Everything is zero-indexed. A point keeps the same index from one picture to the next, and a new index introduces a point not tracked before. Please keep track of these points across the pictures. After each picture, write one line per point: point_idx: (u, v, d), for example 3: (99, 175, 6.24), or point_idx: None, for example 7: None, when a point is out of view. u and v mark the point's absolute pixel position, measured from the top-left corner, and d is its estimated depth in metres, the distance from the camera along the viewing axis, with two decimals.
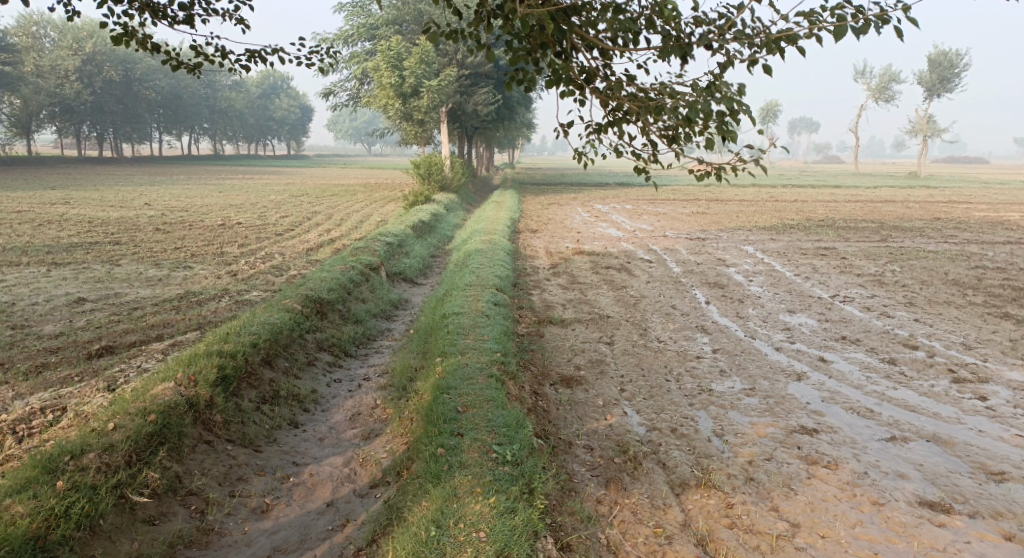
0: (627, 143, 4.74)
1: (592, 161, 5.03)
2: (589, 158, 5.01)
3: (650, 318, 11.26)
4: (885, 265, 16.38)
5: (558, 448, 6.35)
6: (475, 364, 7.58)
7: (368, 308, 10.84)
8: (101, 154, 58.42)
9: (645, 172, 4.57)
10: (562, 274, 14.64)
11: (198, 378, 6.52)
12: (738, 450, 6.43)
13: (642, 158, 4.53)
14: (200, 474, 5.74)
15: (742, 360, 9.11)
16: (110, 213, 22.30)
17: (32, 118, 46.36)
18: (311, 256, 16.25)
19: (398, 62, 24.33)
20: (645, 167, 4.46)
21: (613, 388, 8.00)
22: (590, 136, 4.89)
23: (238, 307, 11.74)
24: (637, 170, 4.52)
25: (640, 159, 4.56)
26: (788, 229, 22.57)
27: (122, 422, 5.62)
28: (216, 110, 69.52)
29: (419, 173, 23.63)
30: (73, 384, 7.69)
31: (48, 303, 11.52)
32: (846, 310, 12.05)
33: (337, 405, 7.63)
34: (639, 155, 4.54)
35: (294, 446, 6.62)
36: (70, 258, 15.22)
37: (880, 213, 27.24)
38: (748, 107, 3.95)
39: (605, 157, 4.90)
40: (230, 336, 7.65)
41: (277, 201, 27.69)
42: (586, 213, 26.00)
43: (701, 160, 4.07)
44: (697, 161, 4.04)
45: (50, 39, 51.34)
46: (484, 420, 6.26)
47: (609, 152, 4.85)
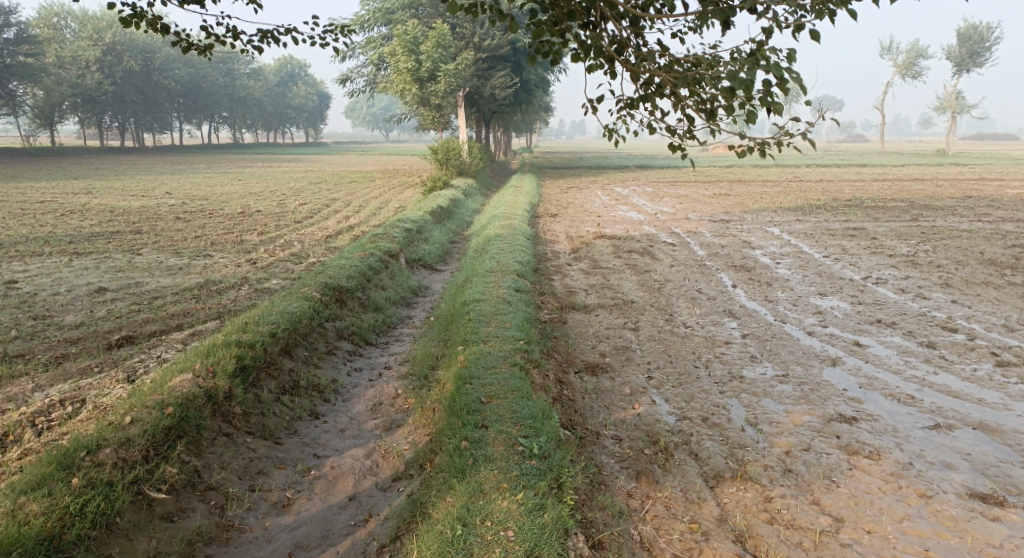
0: (660, 119, 4.47)
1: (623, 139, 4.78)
2: (619, 135, 4.77)
3: (676, 302, 10.98)
4: (916, 245, 15.91)
5: (585, 439, 6.14)
6: (499, 352, 7.38)
7: (387, 296, 10.66)
8: (122, 144, 58.79)
9: (680, 149, 4.31)
10: (584, 258, 14.38)
11: (217, 368, 6.38)
12: (774, 440, 6.17)
13: (677, 134, 4.27)
14: (219, 469, 5.59)
15: (773, 346, 8.81)
16: (130, 203, 22.36)
17: (54, 109, 46.60)
18: (331, 243, 16.13)
19: (414, 46, 24.06)
20: (681, 147, 4.20)
21: (640, 376, 7.77)
22: (621, 112, 4.65)
23: (258, 296, 11.64)
24: (672, 149, 4.26)
25: (675, 135, 4.30)
26: (814, 210, 22.05)
27: (139, 416, 5.48)
28: (235, 99, 69.67)
29: (436, 158, 23.43)
30: (93, 375, 7.63)
31: (70, 293, 11.50)
32: (879, 292, 11.68)
33: (358, 395, 7.47)
34: (673, 130, 4.28)
35: (314, 438, 6.46)
36: (91, 248, 15.24)
37: (908, 192, 26.59)
38: (798, 75, 3.65)
39: (637, 134, 4.66)
40: (249, 325, 7.52)
41: (295, 189, 27.62)
42: (607, 197, 25.62)
43: (743, 136, 3.80)
44: (738, 138, 3.79)
45: (70, 30, 51.58)
46: (509, 411, 6.05)
47: (641, 129, 4.58)
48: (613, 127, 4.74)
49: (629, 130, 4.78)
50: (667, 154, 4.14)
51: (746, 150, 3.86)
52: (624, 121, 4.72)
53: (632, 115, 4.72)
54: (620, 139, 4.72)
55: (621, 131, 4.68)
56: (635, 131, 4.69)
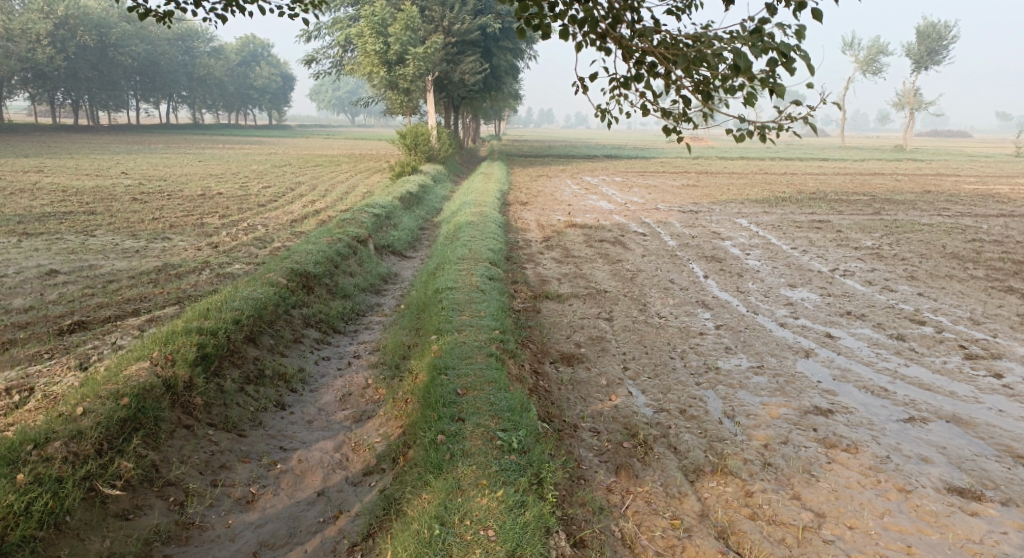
0: (654, 100, 4.33)
1: (615, 120, 4.64)
2: (610, 117, 4.64)
3: (649, 292, 10.89)
4: (880, 239, 16.09)
5: (563, 431, 6.00)
6: (474, 342, 7.19)
7: (356, 283, 10.38)
8: (75, 122, 56.90)
9: (676, 133, 4.17)
10: (555, 247, 14.22)
11: (176, 357, 6.07)
12: (752, 433, 6.09)
13: (673, 115, 4.15)
14: (179, 462, 5.28)
15: (747, 337, 8.76)
16: (84, 183, 21.53)
17: (3, 84, 44.76)
18: (295, 228, 15.71)
19: (382, 28, 23.56)
20: (677, 131, 4.08)
21: (615, 366, 7.67)
22: (614, 92, 4.50)
23: (220, 281, 11.26)
24: (667, 133, 4.13)
25: (670, 117, 4.17)
26: (780, 202, 22.21)
27: (91, 407, 5.14)
28: (195, 78, 67.80)
29: (404, 143, 23.02)
30: (44, 364, 7.28)
31: (18, 276, 10.98)
32: (847, 284, 11.74)
33: (326, 385, 7.22)
34: (669, 112, 4.15)
35: (281, 430, 6.20)
36: (42, 228, 14.60)
37: (869, 186, 27.00)
38: (805, 53, 3.52)
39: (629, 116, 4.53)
40: (211, 312, 7.24)
41: (257, 172, 26.91)
42: (576, 186, 25.48)
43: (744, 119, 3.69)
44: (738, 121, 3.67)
45: (20, 2, 49.08)
46: (486, 403, 5.87)
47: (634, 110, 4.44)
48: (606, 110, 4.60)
49: (621, 111, 4.64)
50: (660, 137, 4.01)
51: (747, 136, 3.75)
52: (616, 102, 4.58)
53: (624, 96, 4.59)
54: (611, 121, 4.59)
55: (612, 114, 4.55)
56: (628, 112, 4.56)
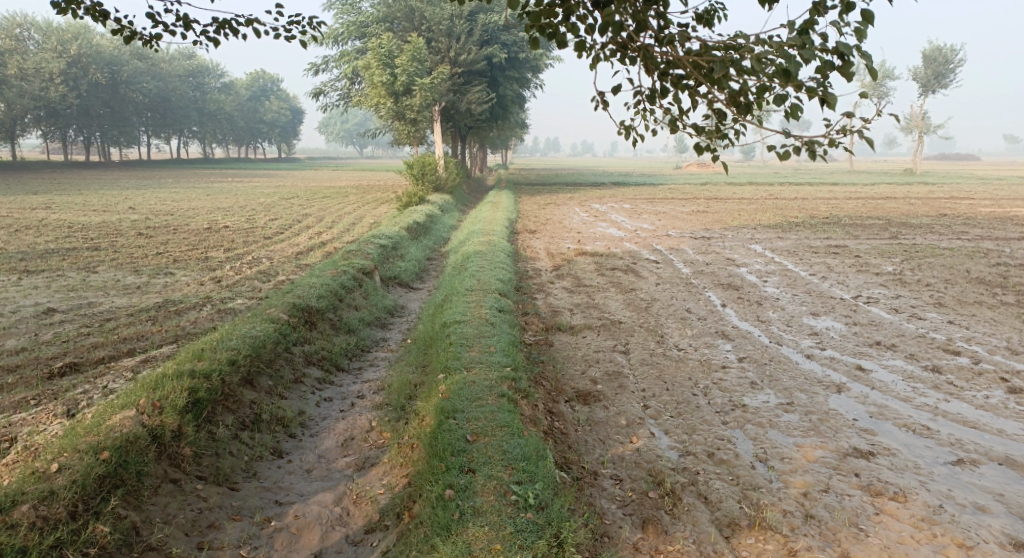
0: (684, 115, 3.95)
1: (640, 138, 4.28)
2: (635, 135, 4.31)
3: (666, 323, 10.43)
4: (901, 263, 15.59)
5: (582, 480, 5.52)
6: (484, 381, 6.74)
7: (360, 317, 9.98)
8: (86, 158, 57.20)
9: (710, 151, 3.79)
10: (566, 276, 13.80)
11: (164, 404, 5.65)
12: (789, 479, 5.60)
13: (705, 132, 3.81)
14: (162, 523, 4.81)
15: (774, 371, 8.26)
16: (90, 218, 21.37)
17: (16, 122, 45.12)
18: (301, 260, 15.38)
19: (389, 60, 23.48)
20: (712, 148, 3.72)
21: (635, 404, 7.19)
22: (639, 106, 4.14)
23: (220, 317, 10.90)
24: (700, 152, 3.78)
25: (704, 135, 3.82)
26: (794, 227, 21.77)
27: (67, 463, 4.72)
28: (205, 113, 68.37)
29: (411, 173, 22.77)
30: (29, 411, 6.92)
31: (14, 315, 10.67)
32: (873, 311, 11.24)
33: (328, 428, 6.77)
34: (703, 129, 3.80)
35: (277, 481, 5.74)
36: (44, 265, 14.34)
37: (883, 210, 26.55)
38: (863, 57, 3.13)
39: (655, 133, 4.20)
40: (205, 352, 6.85)
41: (264, 204, 26.76)
42: (585, 213, 25.12)
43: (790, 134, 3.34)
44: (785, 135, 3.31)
45: (34, 41, 49.81)
46: (499, 451, 5.40)
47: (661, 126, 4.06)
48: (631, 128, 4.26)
49: (646, 128, 4.28)
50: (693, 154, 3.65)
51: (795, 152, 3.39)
52: (642, 118, 4.24)
53: (649, 112, 4.23)
54: (636, 140, 4.24)
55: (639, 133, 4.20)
56: (655, 128, 4.22)
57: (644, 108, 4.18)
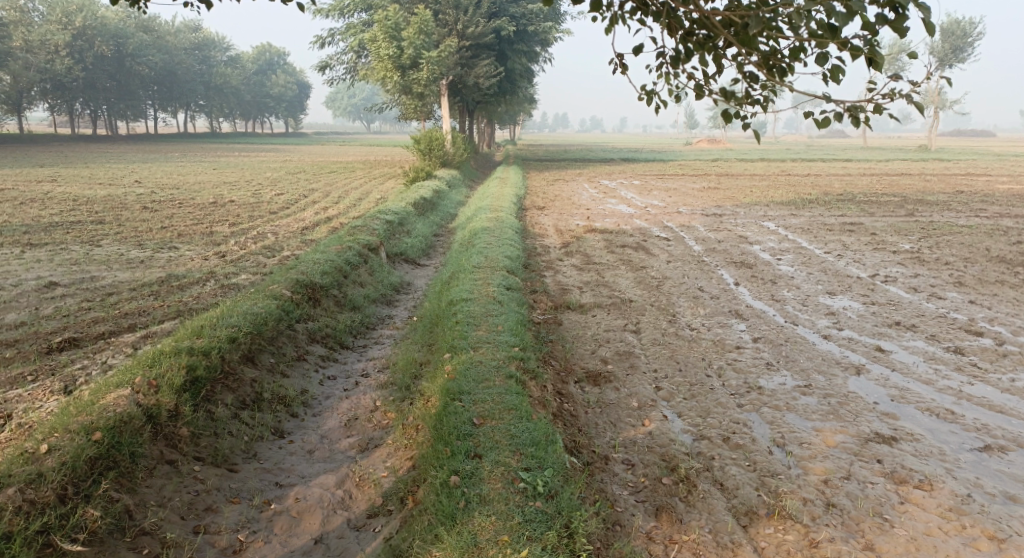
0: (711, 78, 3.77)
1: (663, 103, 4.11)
2: (658, 100, 4.14)
3: (678, 302, 10.17)
4: (919, 241, 15.22)
5: (593, 465, 5.32)
6: (491, 361, 6.52)
7: (365, 293, 9.77)
8: (93, 132, 56.90)
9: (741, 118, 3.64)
10: (575, 253, 13.53)
11: (161, 383, 5.47)
12: (808, 466, 5.39)
13: (735, 97, 3.64)
14: (157, 507, 4.63)
15: (790, 352, 8.01)
16: (96, 192, 21.19)
17: (23, 95, 44.77)
18: (306, 235, 15.16)
19: (395, 32, 23.04)
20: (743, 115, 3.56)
21: (647, 386, 6.97)
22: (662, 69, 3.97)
23: (224, 292, 10.72)
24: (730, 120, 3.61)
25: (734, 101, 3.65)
26: (808, 204, 21.36)
27: (57, 444, 4.53)
28: (212, 87, 67.84)
29: (418, 148, 22.45)
30: (26, 388, 6.76)
31: (16, 288, 10.51)
32: (891, 291, 10.94)
33: (331, 408, 6.58)
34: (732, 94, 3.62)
35: (278, 463, 5.55)
36: (48, 238, 14.18)
37: (898, 187, 26.07)
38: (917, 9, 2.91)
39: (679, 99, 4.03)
40: (205, 329, 6.65)
41: (271, 179, 26.52)
42: (594, 189, 24.74)
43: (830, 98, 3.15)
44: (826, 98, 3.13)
45: (40, 13, 49.47)
46: (506, 436, 5.19)
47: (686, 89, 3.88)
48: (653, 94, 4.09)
49: (670, 93, 4.12)
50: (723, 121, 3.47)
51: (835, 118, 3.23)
52: (665, 81, 4.06)
53: (671, 74, 4.04)
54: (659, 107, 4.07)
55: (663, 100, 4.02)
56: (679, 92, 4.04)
57: (668, 72, 4.00)
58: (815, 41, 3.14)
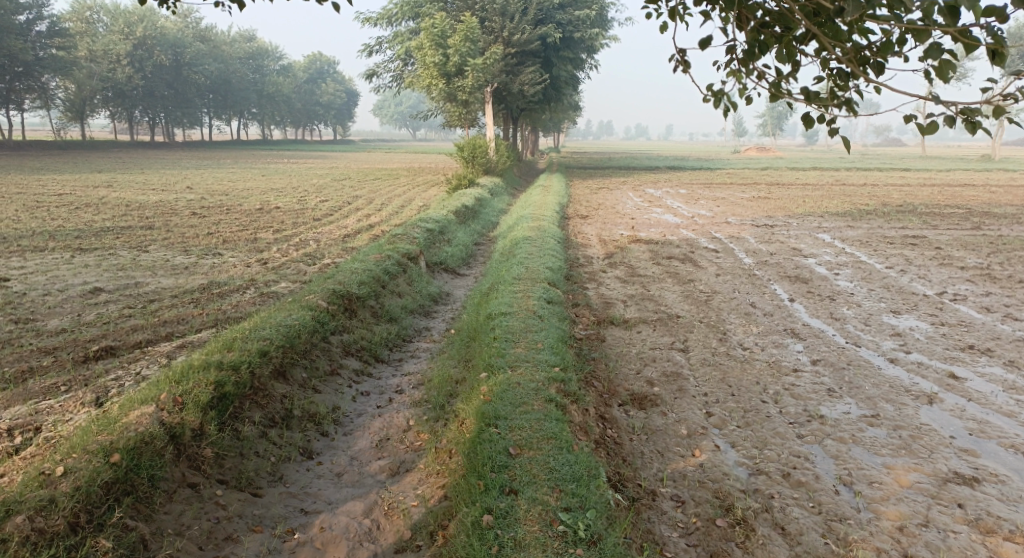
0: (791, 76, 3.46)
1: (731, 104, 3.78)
2: (724, 101, 3.83)
3: (729, 318, 9.65)
4: (988, 256, 14.36)
5: (639, 503, 4.93)
6: (530, 382, 6.15)
7: (403, 304, 9.49)
8: (151, 139, 58.38)
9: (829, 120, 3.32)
10: (619, 265, 13.08)
11: (186, 400, 5.25)
12: (880, 509, 4.97)
13: (821, 97, 3.34)
14: (173, 536, 4.40)
15: (852, 376, 7.45)
16: (148, 197, 21.52)
17: (86, 103, 46.14)
18: (347, 243, 15.03)
19: (442, 40, 22.90)
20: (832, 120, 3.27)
21: (697, 411, 6.50)
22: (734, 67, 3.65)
23: (263, 301, 10.58)
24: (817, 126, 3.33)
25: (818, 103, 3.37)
26: (866, 215, 20.48)
27: (73, 467, 4.35)
28: (264, 95, 69.15)
29: (462, 156, 22.26)
30: (58, 398, 6.63)
31: (61, 293, 10.54)
32: (961, 310, 10.23)
33: (362, 427, 6.29)
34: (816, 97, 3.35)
35: (304, 487, 5.28)
36: (97, 243, 14.33)
37: (961, 198, 24.90)
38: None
39: (750, 101, 3.71)
40: (236, 342, 6.43)
41: (317, 185, 26.65)
42: (640, 198, 24.21)
43: (938, 99, 2.88)
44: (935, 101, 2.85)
45: (103, 24, 51.12)
46: (545, 469, 4.84)
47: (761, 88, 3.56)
48: (722, 96, 3.77)
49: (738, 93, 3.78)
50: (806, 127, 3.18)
51: (946, 121, 2.95)
52: (734, 80, 3.74)
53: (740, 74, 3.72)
54: (728, 110, 3.76)
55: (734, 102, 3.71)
56: (748, 92, 3.72)
57: (738, 70, 3.68)
58: (922, 31, 2.85)
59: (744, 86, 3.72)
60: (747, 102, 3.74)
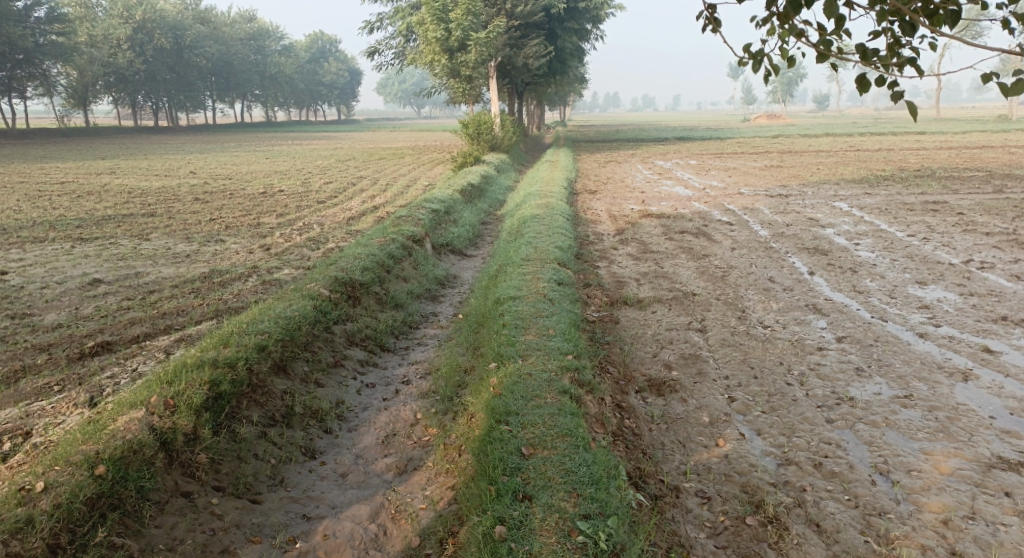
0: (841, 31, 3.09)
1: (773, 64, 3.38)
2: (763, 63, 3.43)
3: (747, 295, 9.25)
4: (1013, 221, 13.84)
5: (662, 502, 4.63)
6: (542, 373, 5.82)
7: (408, 289, 9.15)
8: (156, 124, 57.83)
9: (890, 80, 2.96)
10: (631, 241, 12.67)
11: (178, 402, 4.97)
12: (920, 500, 4.65)
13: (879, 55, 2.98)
14: (165, 551, 4.16)
15: (881, 354, 7.07)
16: (151, 183, 21.20)
17: (88, 90, 45.71)
18: (352, 226, 14.68)
19: (443, 14, 22.29)
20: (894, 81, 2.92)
21: (719, 397, 6.16)
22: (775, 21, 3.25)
23: (265, 289, 10.27)
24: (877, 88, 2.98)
25: (877, 62, 3.02)
26: (882, 182, 19.90)
27: (54, 481, 4.12)
28: (266, 76, 68.44)
29: (467, 133, 21.78)
30: (50, 399, 6.35)
31: (59, 286, 10.27)
32: (989, 280, 9.78)
33: (368, 422, 5.98)
34: (874, 54, 3.00)
35: (307, 489, 4.99)
36: (98, 233, 14.04)
37: (980, 160, 24.19)
38: None
39: (792, 62, 3.33)
40: (232, 337, 6.11)
41: (322, 167, 26.23)
42: (649, 171, 23.70)
43: None
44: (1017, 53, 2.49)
45: (102, 9, 50.80)
46: (561, 471, 4.55)
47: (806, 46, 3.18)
48: (762, 57, 3.37)
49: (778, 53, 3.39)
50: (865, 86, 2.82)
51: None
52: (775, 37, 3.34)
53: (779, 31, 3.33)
54: (769, 72, 3.37)
55: (776, 64, 3.32)
56: (791, 51, 3.33)
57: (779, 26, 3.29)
58: None
59: (786, 45, 3.34)
60: (790, 63, 3.35)
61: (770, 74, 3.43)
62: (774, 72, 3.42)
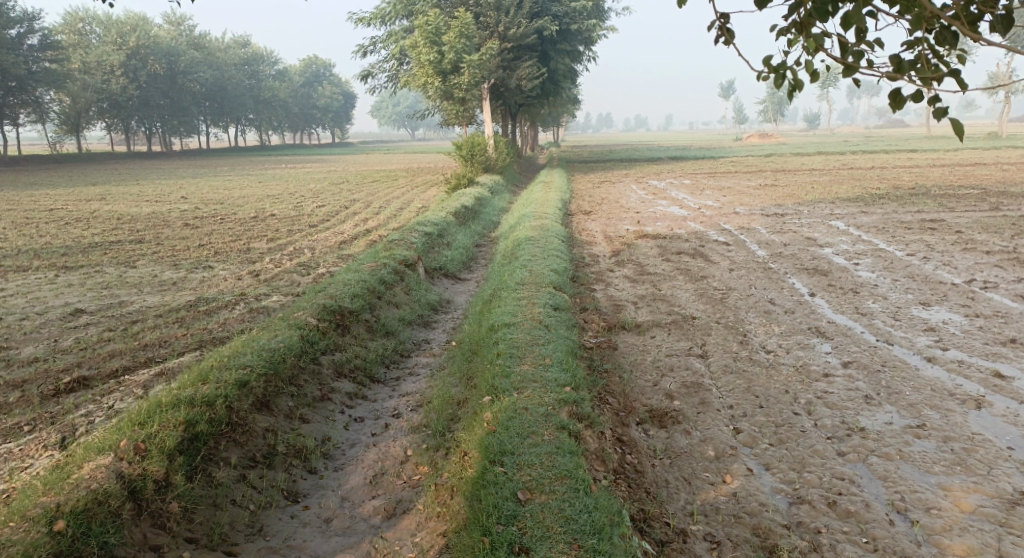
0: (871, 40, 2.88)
1: (794, 78, 3.14)
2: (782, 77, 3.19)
3: (748, 318, 8.98)
4: (1013, 239, 13.64)
5: (668, 549, 4.34)
6: (538, 407, 5.52)
7: (399, 316, 8.86)
8: (149, 149, 57.57)
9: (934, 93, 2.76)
10: (627, 263, 12.42)
11: (150, 447, 4.69)
12: (943, 543, 4.36)
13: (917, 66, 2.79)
14: None
15: (890, 380, 6.79)
16: (141, 209, 20.90)
17: (81, 116, 45.50)
18: (343, 251, 14.40)
19: (436, 37, 22.20)
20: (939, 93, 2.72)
21: (724, 428, 5.86)
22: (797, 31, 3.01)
23: (252, 317, 9.96)
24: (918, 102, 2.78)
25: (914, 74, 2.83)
26: (879, 200, 19.75)
27: (9, 540, 3.90)
28: (260, 101, 68.45)
29: (460, 155, 21.59)
30: (20, 440, 6.03)
31: (40, 317, 9.95)
32: (995, 300, 9.54)
33: (355, 460, 5.66)
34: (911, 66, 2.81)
35: (288, 537, 4.68)
36: (84, 260, 13.72)
37: (975, 177, 24.10)
38: None
39: (816, 76, 3.10)
40: (212, 372, 5.80)
41: (314, 190, 26.00)
42: (643, 191, 23.53)
43: None
44: None
45: (96, 35, 50.86)
46: (559, 518, 4.26)
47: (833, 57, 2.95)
48: (783, 71, 3.13)
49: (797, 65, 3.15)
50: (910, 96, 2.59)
51: None
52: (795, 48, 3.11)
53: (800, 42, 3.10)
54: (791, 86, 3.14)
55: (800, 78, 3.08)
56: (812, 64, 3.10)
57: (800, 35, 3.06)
58: None
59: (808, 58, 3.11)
60: (812, 78, 3.11)
61: (791, 87, 3.19)
62: (795, 86, 3.18)
